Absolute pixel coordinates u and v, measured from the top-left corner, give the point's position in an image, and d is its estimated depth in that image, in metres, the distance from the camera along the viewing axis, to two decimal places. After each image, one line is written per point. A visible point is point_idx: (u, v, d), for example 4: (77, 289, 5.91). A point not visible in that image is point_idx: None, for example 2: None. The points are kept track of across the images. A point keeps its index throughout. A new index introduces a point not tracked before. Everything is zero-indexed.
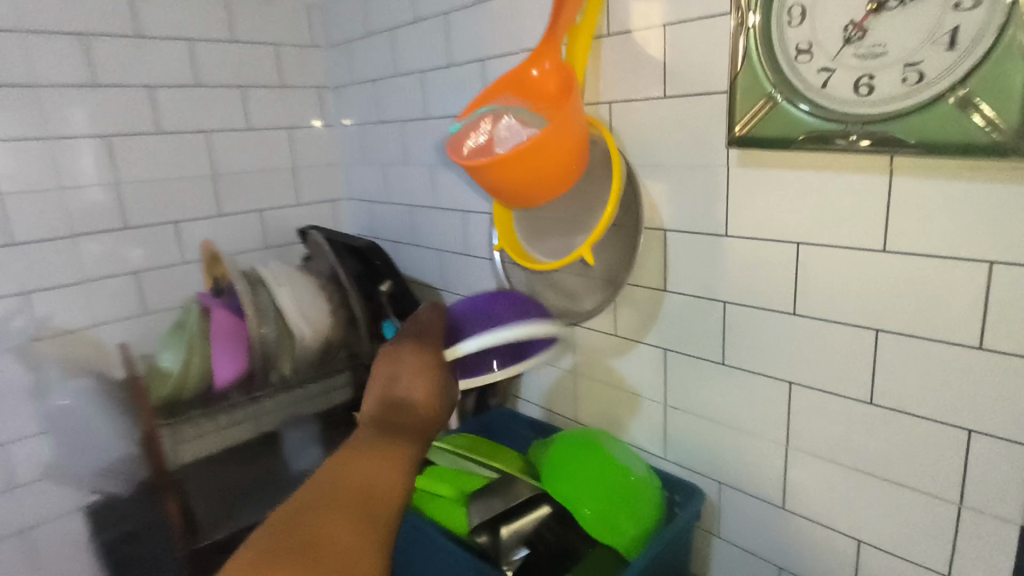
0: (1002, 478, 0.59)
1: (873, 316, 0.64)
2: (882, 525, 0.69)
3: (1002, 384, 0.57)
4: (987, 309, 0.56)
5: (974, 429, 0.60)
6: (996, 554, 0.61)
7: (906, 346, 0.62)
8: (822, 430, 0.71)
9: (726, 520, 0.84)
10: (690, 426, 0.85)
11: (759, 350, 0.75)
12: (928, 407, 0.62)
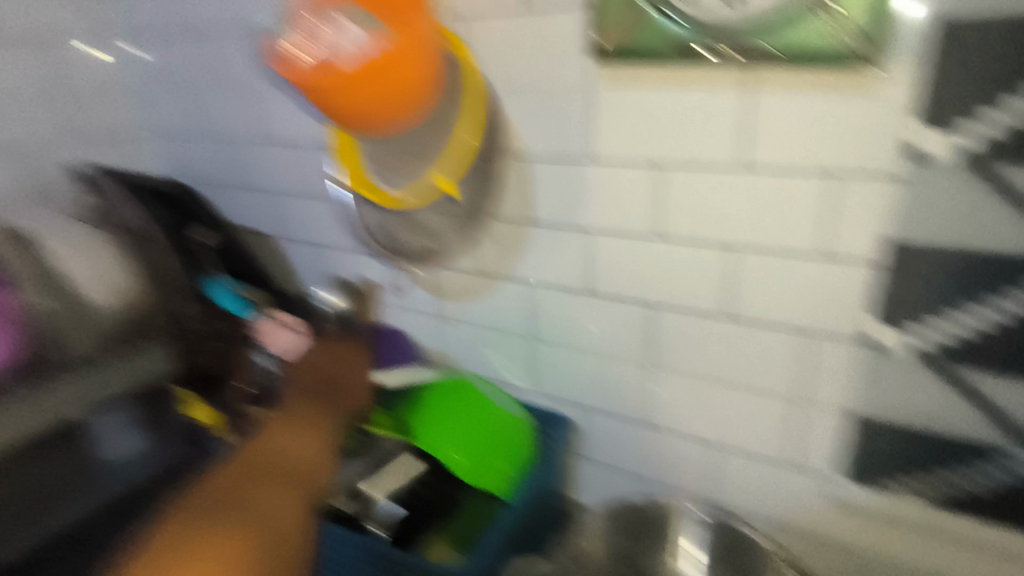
0: (841, 377, 0.64)
1: (734, 235, 0.65)
2: (737, 434, 0.73)
3: (846, 288, 0.61)
4: (836, 219, 0.59)
5: (820, 335, 0.64)
6: (833, 445, 0.67)
7: (761, 264, 0.64)
8: (685, 348, 0.73)
9: (596, 444, 0.85)
10: (559, 358, 0.84)
11: (626, 276, 0.74)
12: (783, 317, 0.65)
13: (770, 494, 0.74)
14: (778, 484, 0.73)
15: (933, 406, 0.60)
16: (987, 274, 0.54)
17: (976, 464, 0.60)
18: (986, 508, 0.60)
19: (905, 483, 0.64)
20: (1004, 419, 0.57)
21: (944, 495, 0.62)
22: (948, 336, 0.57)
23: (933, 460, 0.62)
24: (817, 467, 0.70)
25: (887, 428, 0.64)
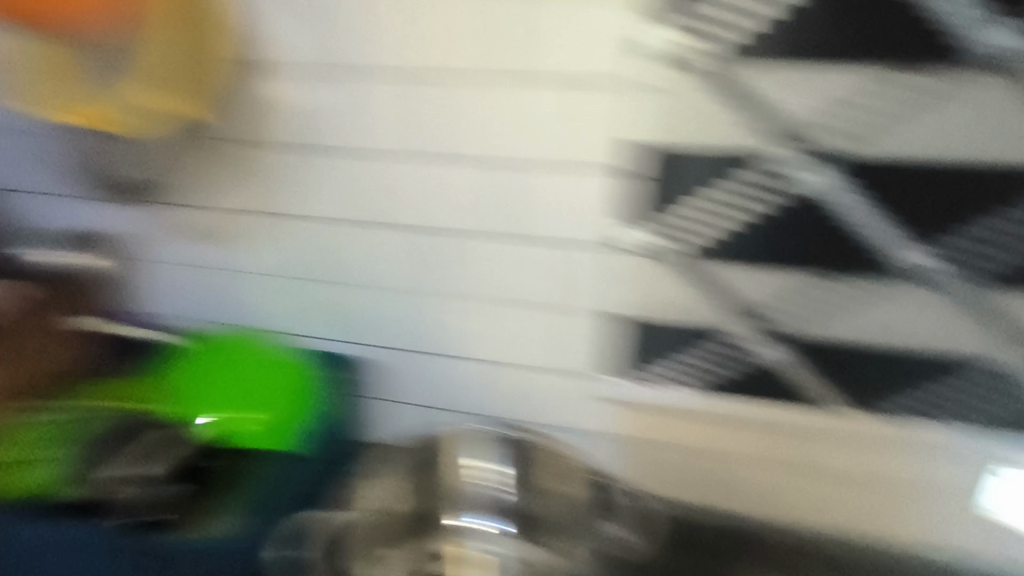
0: (607, 279, 0.66)
1: (503, 150, 0.64)
2: (524, 348, 0.73)
3: (605, 190, 0.63)
4: (590, 122, 0.60)
5: (586, 239, 0.65)
6: (604, 347, 0.70)
7: (533, 179, 0.64)
8: (470, 264, 0.70)
9: (390, 381, 0.79)
10: (339, 292, 0.76)
11: (399, 194, 0.68)
12: (551, 225, 0.66)
13: (558, 404, 0.74)
14: (567, 392, 0.73)
15: (689, 300, 0.64)
16: (719, 168, 0.58)
17: (725, 345, 0.65)
18: (737, 384, 0.67)
19: (673, 375, 0.68)
20: (741, 303, 0.63)
21: (696, 381, 0.68)
22: (689, 232, 0.61)
23: (692, 349, 0.67)
24: (599, 372, 0.71)
25: (653, 326, 0.67)
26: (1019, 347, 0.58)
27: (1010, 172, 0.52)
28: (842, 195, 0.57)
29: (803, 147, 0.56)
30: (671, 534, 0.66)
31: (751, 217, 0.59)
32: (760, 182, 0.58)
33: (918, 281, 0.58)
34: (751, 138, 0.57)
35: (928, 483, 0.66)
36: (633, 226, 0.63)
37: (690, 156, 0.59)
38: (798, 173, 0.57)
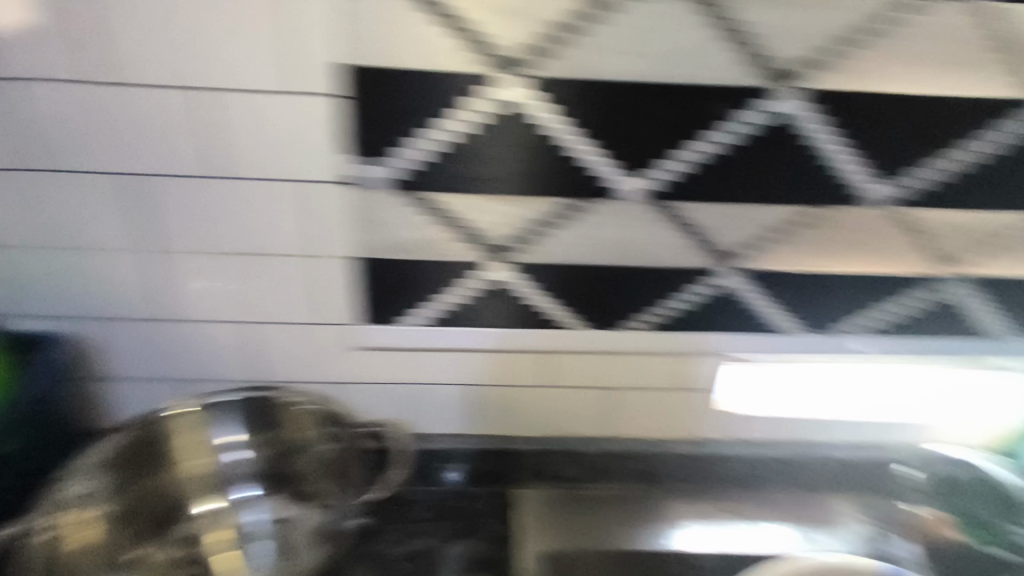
0: (335, 220, 0.64)
1: (198, 78, 0.58)
2: (262, 301, 0.70)
3: (318, 124, 0.59)
4: (290, 47, 0.56)
5: (307, 178, 0.62)
6: (346, 291, 0.69)
7: (236, 113, 0.59)
8: (182, 217, 0.65)
9: (118, 355, 0.74)
10: (36, 258, 0.67)
11: (85, 138, 0.60)
12: (267, 166, 0.62)
13: (306, 351, 0.74)
14: (314, 343, 0.73)
15: (422, 236, 0.65)
16: (429, 97, 0.57)
17: (465, 277, 0.67)
18: (481, 310, 0.70)
19: (417, 313, 0.70)
20: (477, 235, 0.64)
21: (438, 318, 0.70)
22: (407, 166, 0.60)
23: (432, 286, 0.68)
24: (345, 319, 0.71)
25: (388, 266, 0.67)
26: (709, 253, 0.66)
27: (688, 93, 0.58)
28: (553, 120, 0.58)
29: (510, 71, 0.56)
30: (421, 460, 0.84)
31: (468, 146, 0.60)
32: (477, 108, 0.58)
33: (623, 200, 0.63)
34: (462, 61, 0.56)
35: (645, 383, 0.80)
36: (354, 161, 0.61)
37: (405, 80, 0.56)
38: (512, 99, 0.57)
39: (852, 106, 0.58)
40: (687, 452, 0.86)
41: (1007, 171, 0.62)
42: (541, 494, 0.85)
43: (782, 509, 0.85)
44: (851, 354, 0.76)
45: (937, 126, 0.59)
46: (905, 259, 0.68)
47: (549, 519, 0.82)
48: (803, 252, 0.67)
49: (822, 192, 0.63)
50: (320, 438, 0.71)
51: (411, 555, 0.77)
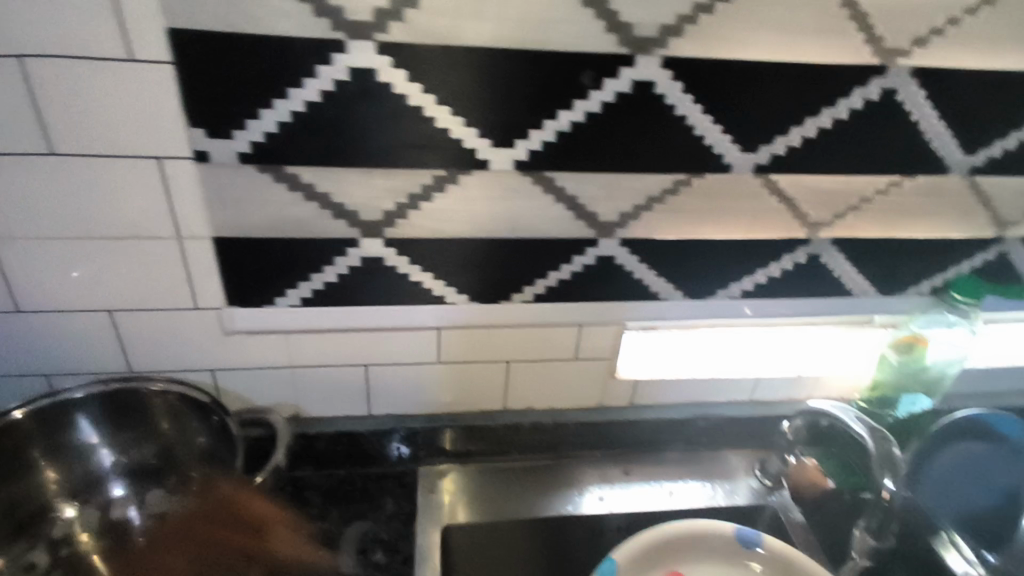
0: (194, 198, 0.62)
1: (16, 46, 0.53)
2: (126, 286, 0.68)
3: (158, 96, 0.56)
4: (116, 11, 0.52)
5: (157, 154, 0.59)
6: (216, 272, 0.67)
7: (65, 85, 0.55)
8: (23, 201, 0.61)
9: None
10: None
11: None
12: (110, 143, 0.58)
13: (183, 334, 0.72)
14: (193, 325, 0.72)
15: (289, 213, 0.63)
16: (274, 66, 0.54)
17: (342, 254, 0.66)
18: (363, 288, 0.69)
19: (294, 293, 0.68)
20: (350, 210, 0.63)
21: (316, 296, 0.68)
22: (262, 140, 0.58)
23: (307, 265, 0.66)
24: (220, 303, 0.69)
25: (258, 245, 0.64)
26: (586, 222, 0.67)
27: (553, 61, 0.56)
28: (416, 90, 0.56)
29: (365, 38, 0.54)
30: (308, 445, 0.85)
31: (325, 118, 0.57)
32: (334, 79, 0.55)
33: (497, 172, 0.62)
34: (312, 28, 0.53)
35: (535, 353, 0.84)
36: (203, 137, 0.57)
37: (252, 49, 0.53)
38: (370, 68, 0.55)
39: (715, 74, 0.59)
40: (585, 420, 0.89)
41: (864, 138, 0.64)
42: (472, 471, 0.89)
43: (675, 466, 0.91)
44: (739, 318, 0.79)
45: (797, 94, 0.61)
46: (774, 224, 0.71)
47: (478, 496, 0.86)
48: (674, 219, 0.69)
49: (691, 161, 0.64)
50: (173, 420, 0.74)
51: (308, 539, 0.79)
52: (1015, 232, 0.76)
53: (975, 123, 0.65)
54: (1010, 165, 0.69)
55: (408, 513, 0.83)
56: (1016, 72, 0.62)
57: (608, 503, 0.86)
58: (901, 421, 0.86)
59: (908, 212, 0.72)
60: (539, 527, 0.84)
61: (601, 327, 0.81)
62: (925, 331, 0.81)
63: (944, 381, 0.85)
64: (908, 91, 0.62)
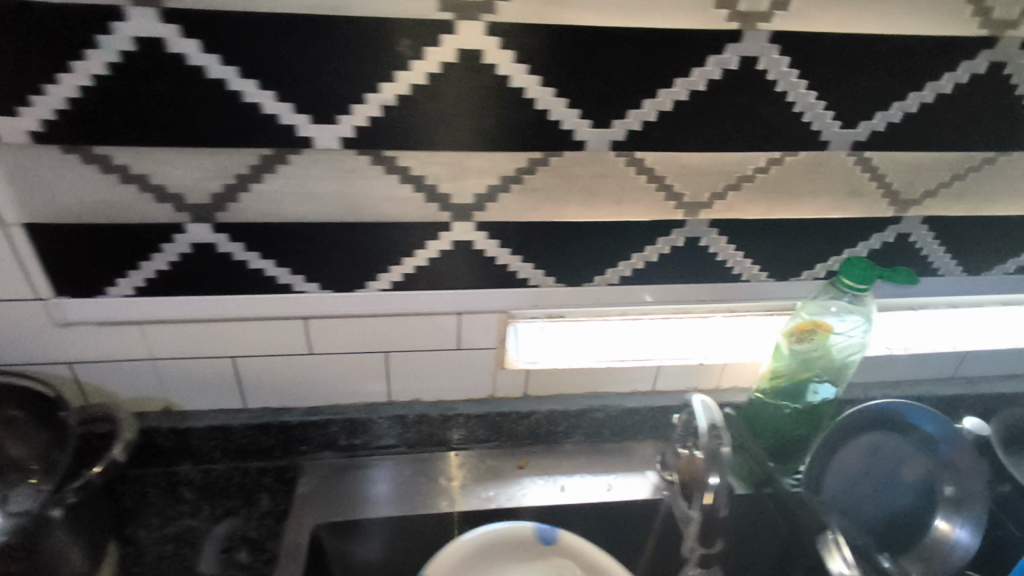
0: None
1: None
2: None
3: None
4: None
5: None
6: (40, 262, 0.62)
7: None
8: None
9: None
10: None
11: None
12: None
13: (24, 326, 0.68)
14: (32, 317, 0.68)
15: (104, 198, 0.58)
16: (51, 36, 0.49)
17: (170, 241, 0.61)
18: (201, 276, 0.65)
19: (128, 282, 0.64)
20: (173, 193, 0.59)
21: (149, 285, 0.65)
22: (54, 118, 0.53)
23: (133, 253, 0.62)
24: (54, 294, 0.65)
25: (77, 233, 0.60)
26: (436, 204, 0.63)
27: (363, 28, 0.51)
28: (213, 61, 0.51)
29: (146, 3, 0.48)
30: (180, 441, 0.82)
31: (119, 94, 0.52)
32: (119, 49, 0.50)
33: (324, 151, 0.58)
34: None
35: (419, 343, 0.80)
36: None
37: (18, 16, 0.48)
38: (157, 38, 0.50)
39: (549, 41, 0.53)
40: (475, 412, 0.86)
41: (728, 111, 0.59)
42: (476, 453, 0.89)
43: (573, 459, 0.89)
44: (637, 305, 0.75)
45: (645, 62, 0.55)
46: (644, 205, 0.66)
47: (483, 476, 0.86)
48: (533, 201, 0.64)
49: (539, 137, 0.59)
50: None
51: (172, 537, 0.77)
52: (915, 212, 0.70)
53: (851, 93, 0.59)
54: (897, 139, 0.63)
55: (282, 510, 0.81)
56: (891, 36, 0.56)
57: (495, 497, 0.84)
58: (803, 414, 0.81)
59: (791, 190, 0.66)
60: (422, 522, 0.82)
61: (482, 315, 0.77)
62: (818, 318, 0.76)
63: (847, 370, 0.79)
64: (771, 59, 0.56)
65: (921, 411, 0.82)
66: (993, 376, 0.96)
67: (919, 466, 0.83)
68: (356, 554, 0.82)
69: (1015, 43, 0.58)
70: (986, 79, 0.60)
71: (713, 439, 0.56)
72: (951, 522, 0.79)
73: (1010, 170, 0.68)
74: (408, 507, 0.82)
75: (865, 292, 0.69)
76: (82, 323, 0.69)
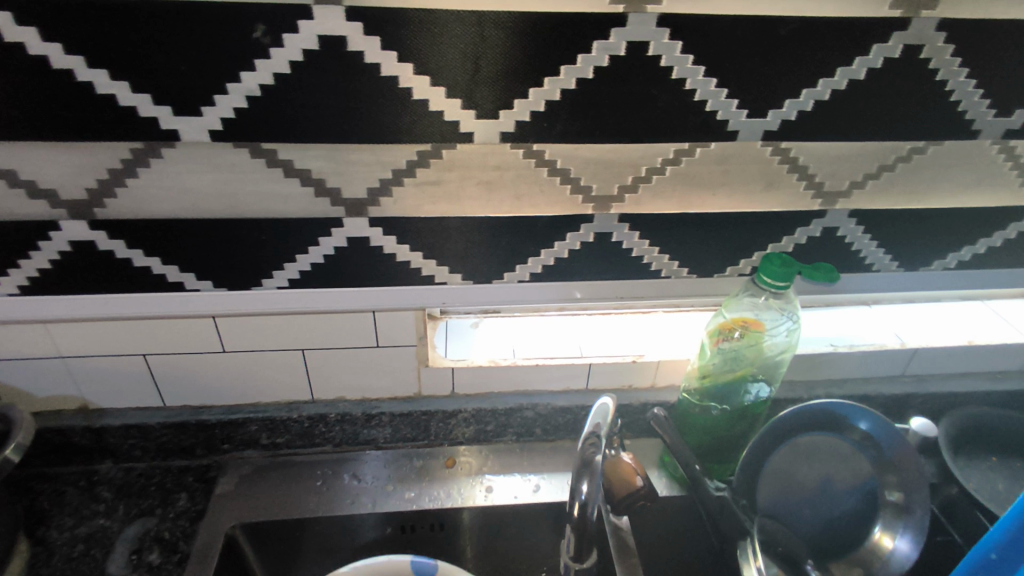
0: None
1: None
2: None
3: None
4: None
5: None
6: None
7: None
8: None
9: None
10: None
11: None
12: None
13: None
14: None
15: None
16: None
17: (47, 238, 0.60)
18: (85, 274, 0.63)
19: (11, 280, 0.63)
20: (45, 189, 0.57)
21: (34, 283, 0.63)
22: None
23: (10, 251, 0.60)
24: None
25: None
26: (324, 200, 0.60)
27: (213, 14, 0.49)
28: (57, 51, 0.50)
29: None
30: (97, 439, 0.79)
31: None
32: None
33: (193, 144, 0.55)
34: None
35: (329, 343, 0.75)
36: None
37: None
38: None
39: (419, 28, 0.51)
40: (400, 411, 0.82)
41: (623, 101, 0.56)
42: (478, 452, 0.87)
43: (505, 459, 0.86)
44: (569, 302, 0.73)
45: (526, 49, 0.53)
46: (549, 200, 0.62)
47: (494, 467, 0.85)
48: (428, 195, 0.61)
49: (422, 128, 0.56)
50: None
51: (83, 538, 0.76)
52: (843, 205, 0.66)
53: (753, 80, 0.56)
54: (813, 128, 0.60)
55: (198, 511, 0.79)
56: (789, 18, 0.53)
57: (415, 497, 0.81)
58: (738, 412, 0.77)
59: (704, 184, 0.63)
60: (337, 526, 0.79)
61: (396, 312, 0.72)
62: (741, 315, 0.73)
63: (776, 370, 0.76)
64: (661, 44, 0.53)
65: (854, 409, 0.76)
66: (950, 375, 0.91)
67: (859, 467, 0.76)
68: (278, 556, 0.80)
69: (930, 24, 0.55)
70: (902, 64, 0.57)
71: (589, 445, 0.54)
72: (890, 534, 0.72)
73: (943, 160, 0.64)
74: (391, 503, 0.80)
75: (787, 289, 0.65)
76: None
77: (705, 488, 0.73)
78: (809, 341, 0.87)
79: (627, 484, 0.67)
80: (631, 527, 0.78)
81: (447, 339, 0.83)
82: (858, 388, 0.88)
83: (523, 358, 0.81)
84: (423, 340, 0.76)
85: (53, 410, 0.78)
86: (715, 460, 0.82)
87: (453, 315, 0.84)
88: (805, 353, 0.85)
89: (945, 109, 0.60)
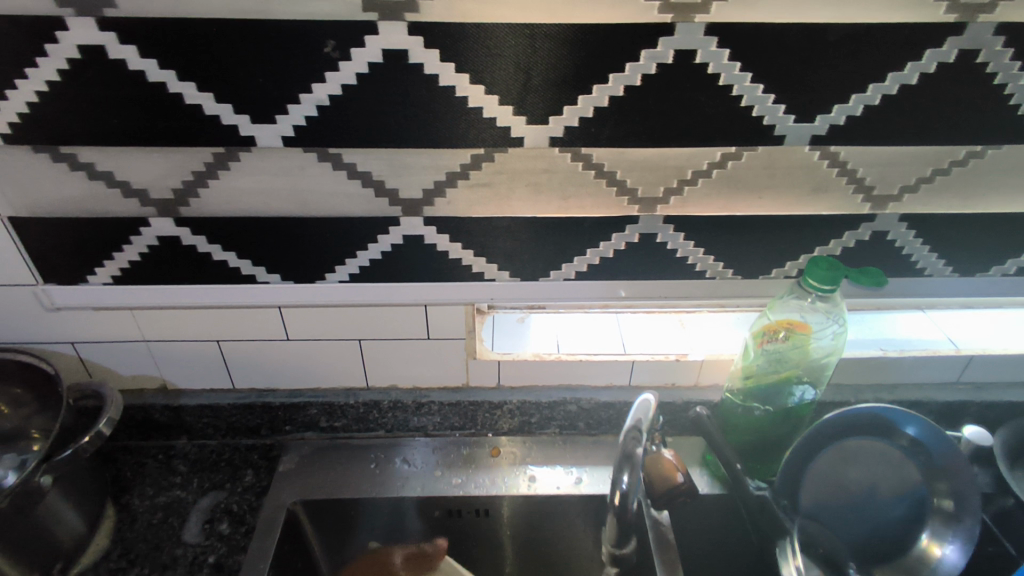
0: None
1: None
2: None
3: None
4: None
5: None
6: (23, 251, 0.68)
7: None
8: None
9: None
10: None
11: None
12: None
13: (17, 311, 0.74)
14: (27, 308, 0.74)
15: (71, 194, 0.63)
16: (8, 48, 0.54)
17: (138, 233, 0.66)
18: (167, 265, 0.70)
19: (105, 269, 0.70)
20: (138, 188, 0.63)
21: (125, 273, 0.70)
22: (19, 119, 0.58)
23: (106, 245, 0.67)
24: (44, 283, 0.71)
25: (54, 223, 0.65)
26: (383, 201, 0.64)
27: (290, 31, 0.54)
28: (153, 66, 0.55)
29: (89, 14, 0.53)
30: (175, 417, 0.86)
31: (72, 98, 0.57)
32: (66, 57, 0.54)
33: (267, 149, 0.60)
34: (34, 4, 0.52)
35: (382, 336, 0.79)
36: None
37: None
38: (99, 45, 0.54)
39: (475, 41, 0.54)
40: (449, 400, 0.86)
41: (670, 107, 0.58)
42: (524, 442, 0.90)
43: (548, 451, 0.89)
44: (614, 300, 0.74)
45: (577, 59, 0.55)
46: (595, 201, 0.64)
47: (537, 455, 0.88)
48: (480, 197, 0.64)
49: (476, 134, 0.60)
50: (36, 392, 0.75)
51: (162, 506, 0.83)
52: (894, 208, 0.66)
53: (801, 86, 0.57)
54: (863, 132, 0.60)
55: (263, 486, 0.85)
56: (839, 24, 0.54)
57: (461, 484, 0.84)
58: (782, 413, 0.77)
59: (749, 187, 0.64)
60: (387, 506, 0.83)
61: (447, 306, 0.75)
62: (788, 317, 0.73)
63: (822, 372, 0.76)
64: (708, 52, 0.55)
65: (904, 414, 0.73)
66: (1008, 383, 0.88)
67: (907, 474, 0.75)
68: (335, 532, 0.85)
69: (988, 29, 0.54)
70: (958, 69, 0.56)
71: (632, 439, 0.57)
72: (940, 541, 0.72)
73: (998, 165, 0.63)
74: (450, 483, 0.84)
75: (832, 293, 0.65)
76: (69, 309, 0.74)
77: (745, 487, 0.74)
78: (858, 345, 0.86)
79: (667, 479, 0.67)
80: (671, 523, 0.80)
81: (493, 333, 0.86)
82: (909, 394, 0.87)
83: (567, 353, 0.84)
84: (472, 333, 0.79)
85: (137, 389, 0.86)
86: (759, 460, 0.81)
87: (500, 310, 0.87)
88: (853, 357, 0.84)
89: (1002, 113, 0.59)
